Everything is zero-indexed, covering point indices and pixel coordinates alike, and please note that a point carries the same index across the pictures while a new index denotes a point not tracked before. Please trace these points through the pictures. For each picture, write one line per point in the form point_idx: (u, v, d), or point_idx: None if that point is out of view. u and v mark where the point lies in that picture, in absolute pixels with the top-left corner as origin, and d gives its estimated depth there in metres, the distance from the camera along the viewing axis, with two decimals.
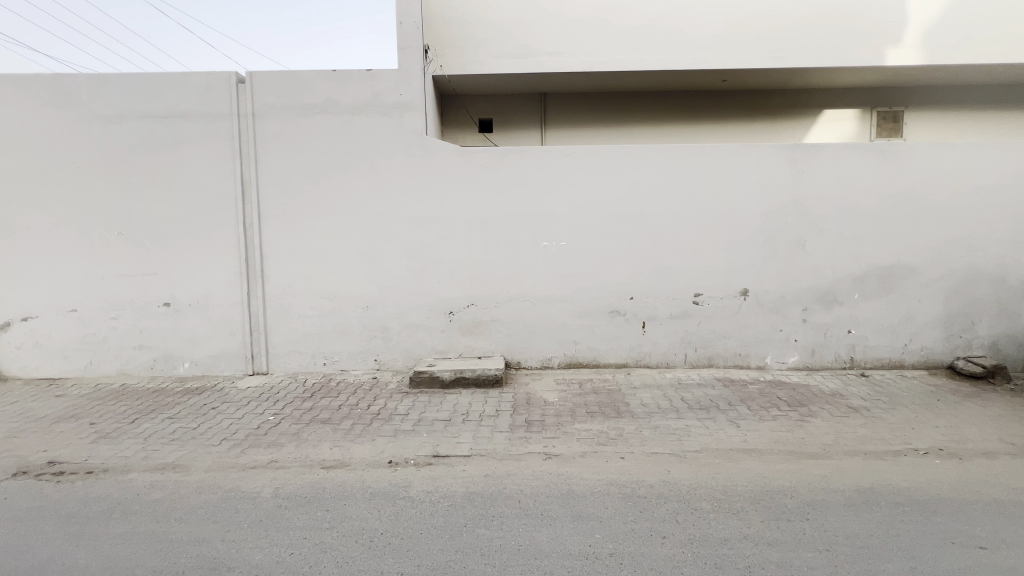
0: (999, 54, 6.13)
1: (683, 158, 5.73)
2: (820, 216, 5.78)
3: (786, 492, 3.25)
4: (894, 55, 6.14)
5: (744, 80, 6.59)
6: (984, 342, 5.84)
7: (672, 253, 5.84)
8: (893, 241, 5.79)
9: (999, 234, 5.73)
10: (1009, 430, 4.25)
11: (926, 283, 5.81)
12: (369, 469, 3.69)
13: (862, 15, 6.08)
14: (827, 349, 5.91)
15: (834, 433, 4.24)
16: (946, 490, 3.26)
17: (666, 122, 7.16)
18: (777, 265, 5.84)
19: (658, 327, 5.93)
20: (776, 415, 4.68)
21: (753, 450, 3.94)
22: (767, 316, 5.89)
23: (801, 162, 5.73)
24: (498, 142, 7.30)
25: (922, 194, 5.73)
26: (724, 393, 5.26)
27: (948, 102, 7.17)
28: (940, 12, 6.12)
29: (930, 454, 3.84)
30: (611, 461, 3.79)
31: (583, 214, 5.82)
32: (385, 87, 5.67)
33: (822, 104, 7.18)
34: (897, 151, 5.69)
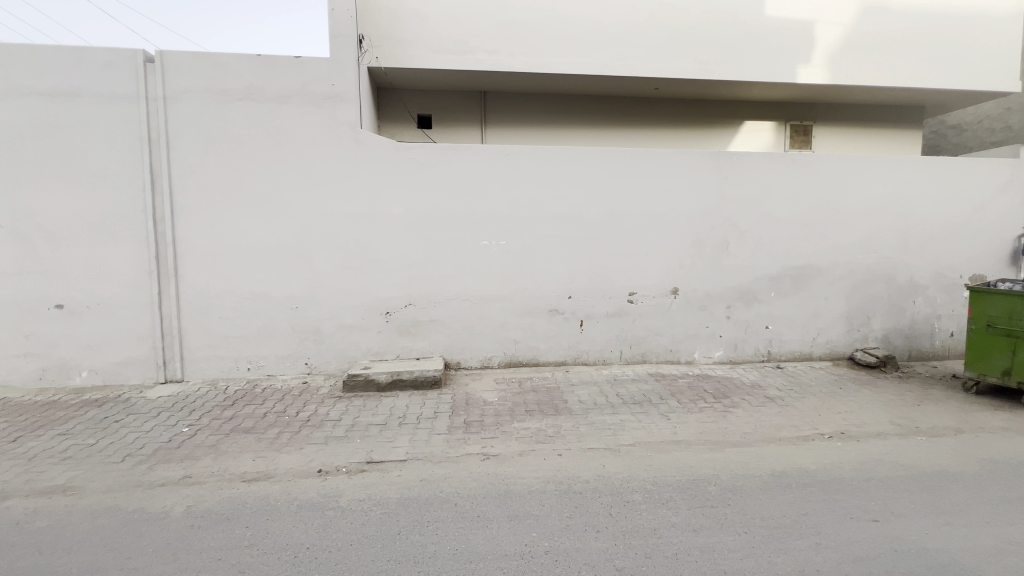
0: (890, 77, 6.86)
1: (618, 161, 5.92)
2: (741, 220, 6.20)
3: (710, 480, 3.44)
4: (804, 73, 6.71)
5: (675, 89, 6.93)
6: (878, 335, 6.53)
7: (608, 253, 6.02)
8: (804, 244, 6.32)
9: (890, 238, 6.43)
10: (897, 413, 4.77)
11: (831, 282, 6.40)
12: (296, 480, 3.48)
13: (777, 34, 6.58)
14: (748, 344, 6.35)
15: (753, 422, 4.55)
16: (847, 470, 3.59)
17: (603, 126, 7.38)
18: (704, 265, 6.18)
19: (596, 325, 6.09)
20: (702, 407, 4.95)
21: (681, 441, 4.14)
22: (695, 314, 6.23)
23: (724, 169, 6.11)
24: (438, 139, 7.18)
25: (828, 201, 6.30)
26: (655, 387, 5.49)
27: (849, 119, 7.94)
28: (842, 36, 6.75)
29: (833, 438, 4.22)
30: (548, 458, 3.83)
31: (522, 214, 5.85)
32: (316, 76, 5.38)
33: (743, 116, 7.70)
34: (807, 161, 6.22)
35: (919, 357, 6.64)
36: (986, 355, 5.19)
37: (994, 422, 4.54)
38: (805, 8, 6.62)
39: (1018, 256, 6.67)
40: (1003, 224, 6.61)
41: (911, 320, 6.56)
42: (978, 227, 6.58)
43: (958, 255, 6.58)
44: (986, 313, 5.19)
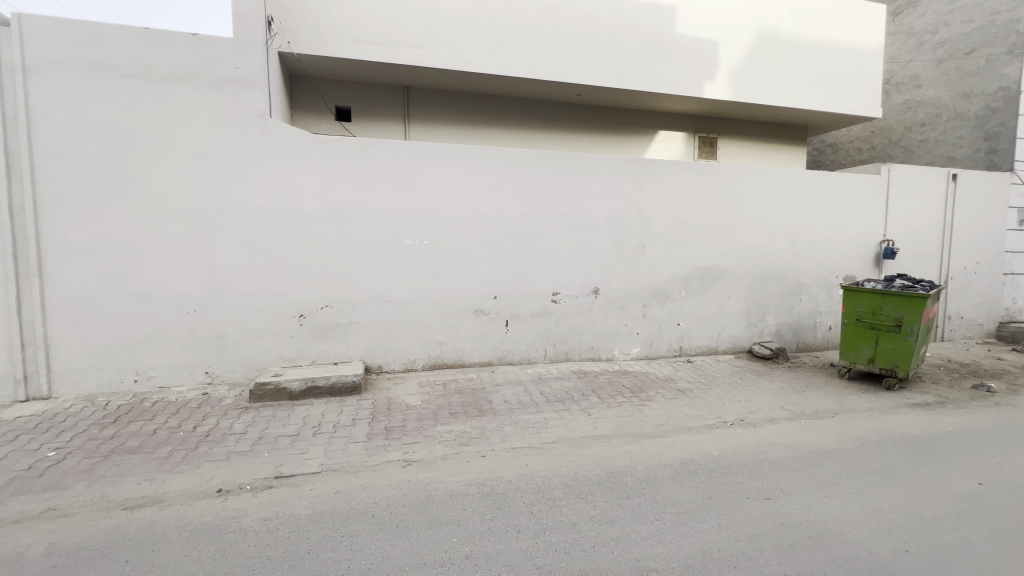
0: (781, 98, 7.64)
1: (541, 164, 6.02)
2: (655, 223, 6.57)
3: (627, 471, 3.59)
4: (709, 89, 7.27)
5: (595, 96, 7.19)
6: (772, 330, 7.24)
7: (532, 254, 6.10)
8: (709, 246, 6.84)
9: (781, 242, 7.16)
10: (787, 399, 5.31)
11: (733, 282, 6.99)
12: (190, 502, 3.13)
13: (686, 51, 7.07)
14: (662, 340, 6.75)
15: (666, 414, 4.84)
16: (745, 454, 3.93)
17: (528, 129, 7.49)
18: (623, 266, 6.48)
19: (520, 325, 6.15)
20: (620, 402, 5.18)
21: (600, 436, 4.30)
22: (614, 312, 6.51)
23: (640, 175, 6.44)
24: (358, 133, 6.89)
25: (730, 208, 6.87)
26: (577, 384, 5.66)
27: (748, 134, 8.72)
28: (742, 58, 7.40)
29: (734, 425, 4.60)
30: (472, 460, 3.79)
31: (447, 213, 5.76)
32: (216, 56, 4.90)
33: (657, 126, 8.19)
34: (712, 170, 6.74)
35: (805, 349, 7.45)
36: (855, 346, 5.93)
37: (862, 404, 5.21)
38: (710, 29, 7.16)
39: (881, 259, 7.72)
40: (869, 231, 7.61)
41: (798, 316, 7.35)
42: (850, 234, 7.52)
43: (834, 258, 7.47)
44: (855, 309, 5.92)
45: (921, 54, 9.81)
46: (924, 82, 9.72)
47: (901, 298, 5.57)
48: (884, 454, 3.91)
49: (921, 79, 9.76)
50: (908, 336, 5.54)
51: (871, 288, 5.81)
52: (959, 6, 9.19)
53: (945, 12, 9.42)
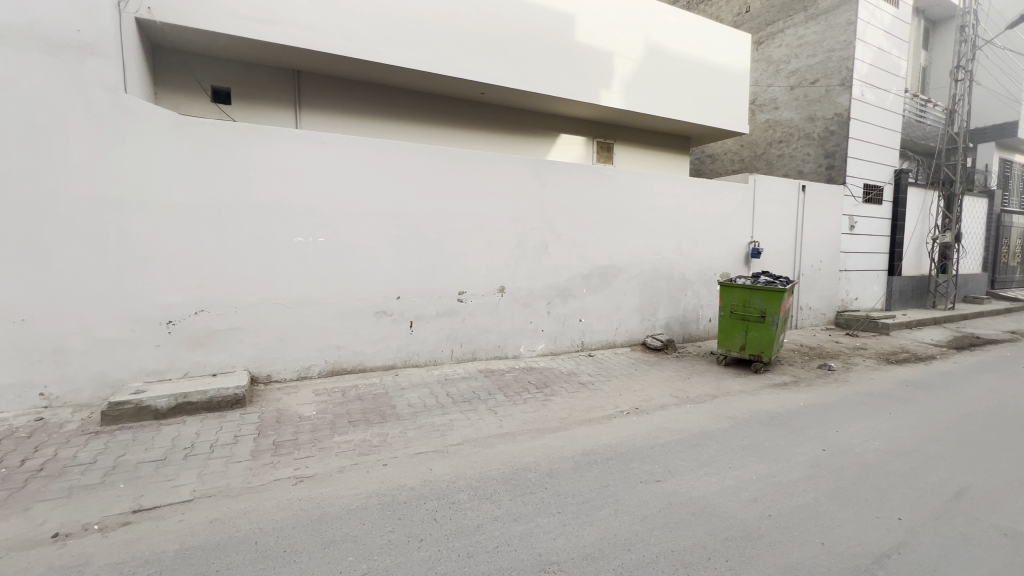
0: (667, 109, 8.32)
1: (445, 160, 5.91)
2: (558, 223, 6.79)
3: (531, 467, 3.65)
4: (606, 96, 7.68)
5: (498, 95, 7.25)
6: (662, 323, 7.86)
7: (437, 253, 5.97)
8: (607, 246, 7.24)
9: (669, 243, 7.80)
10: (675, 386, 5.80)
11: (628, 279, 7.47)
12: (12, 553, 2.57)
13: (583, 59, 7.40)
14: (565, 336, 7.00)
15: (569, 407, 5.02)
16: (638, 440, 4.19)
17: (432, 125, 7.35)
18: (527, 264, 6.61)
19: (426, 325, 5.99)
20: (526, 398, 5.27)
21: (506, 434, 4.32)
22: (520, 310, 6.61)
23: (542, 176, 6.60)
24: (239, 118, 6.23)
25: (624, 210, 7.32)
26: (484, 383, 5.65)
27: (640, 141, 9.38)
28: (633, 69, 7.92)
29: (630, 414, 4.90)
30: (372, 470, 3.59)
31: (344, 209, 5.42)
32: (48, 14, 4.08)
33: (559, 129, 8.49)
34: (608, 174, 7.13)
35: (690, 339, 8.22)
36: (730, 335, 6.66)
37: (735, 387, 5.86)
38: (606, 40, 7.57)
39: (749, 258, 8.75)
40: (740, 233, 8.59)
41: (684, 309, 8.07)
42: (725, 235, 8.42)
43: (713, 257, 8.33)
44: (729, 302, 6.64)
45: (778, 80, 11.30)
46: (781, 105, 11.20)
47: (765, 292, 6.35)
48: (753, 431, 4.43)
49: (779, 102, 11.25)
50: (770, 326, 6.33)
51: (742, 284, 6.55)
52: (806, 41, 10.72)
53: (795, 46, 10.93)
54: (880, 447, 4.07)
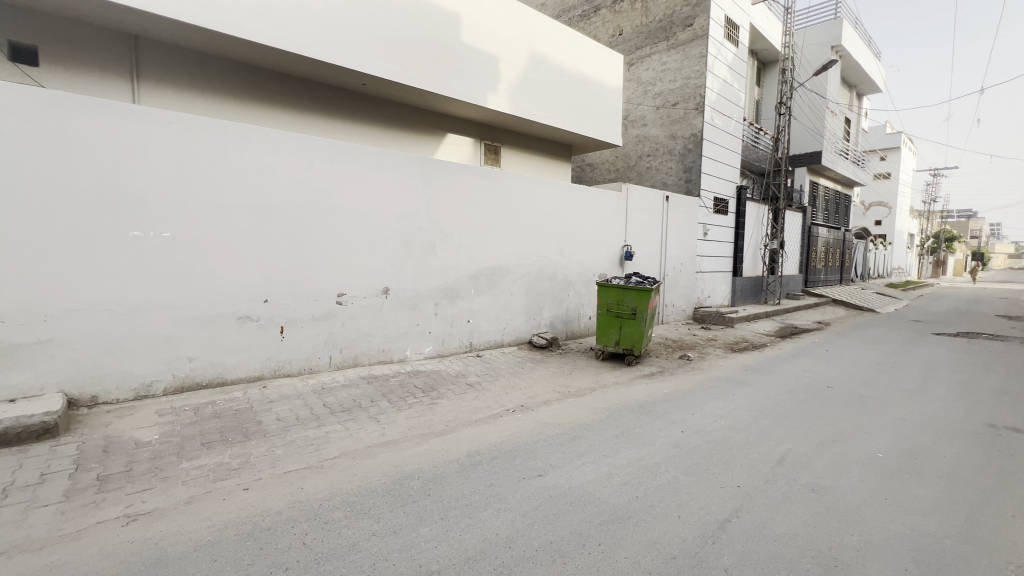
0: (550, 117, 8.74)
1: (321, 151, 5.48)
2: (444, 223, 6.71)
3: (414, 475, 3.52)
4: (492, 100, 7.81)
5: (381, 88, 6.95)
6: (547, 321, 8.21)
7: (311, 251, 5.52)
8: (494, 247, 7.34)
9: (552, 245, 8.17)
10: (558, 382, 6.08)
11: (515, 280, 7.66)
12: None
13: (470, 60, 7.43)
14: (453, 337, 6.95)
15: (455, 409, 4.98)
16: (522, 437, 4.29)
17: (305, 113, 6.81)
18: (412, 265, 6.42)
19: (299, 331, 5.49)
20: (411, 404, 5.10)
21: (389, 442, 4.14)
22: (405, 312, 6.39)
23: (428, 174, 6.47)
24: (51, 85, 5.11)
25: (510, 212, 7.49)
26: (366, 390, 5.34)
27: (526, 146, 9.71)
28: (519, 76, 8.16)
29: (515, 411, 5.01)
30: (229, 497, 3.16)
31: (197, 199, 4.73)
32: None
33: (446, 129, 8.43)
34: (495, 176, 7.23)
35: (572, 337, 8.70)
36: (606, 331, 7.17)
37: (611, 379, 6.34)
38: (491, 44, 7.68)
39: (623, 260, 9.54)
40: (615, 237, 9.32)
41: (566, 308, 8.51)
42: (603, 239, 9.08)
43: (592, 259, 8.91)
44: (606, 301, 7.15)
45: (646, 99, 12.52)
46: (648, 123, 12.43)
47: (635, 291, 6.94)
48: (624, 419, 4.81)
49: (646, 120, 12.46)
50: (640, 322, 6.95)
51: (616, 284, 7.09)
52: (668, 67, 12.04)
53: (659, 70, 12.20)
54: (725, 424, 4.69)
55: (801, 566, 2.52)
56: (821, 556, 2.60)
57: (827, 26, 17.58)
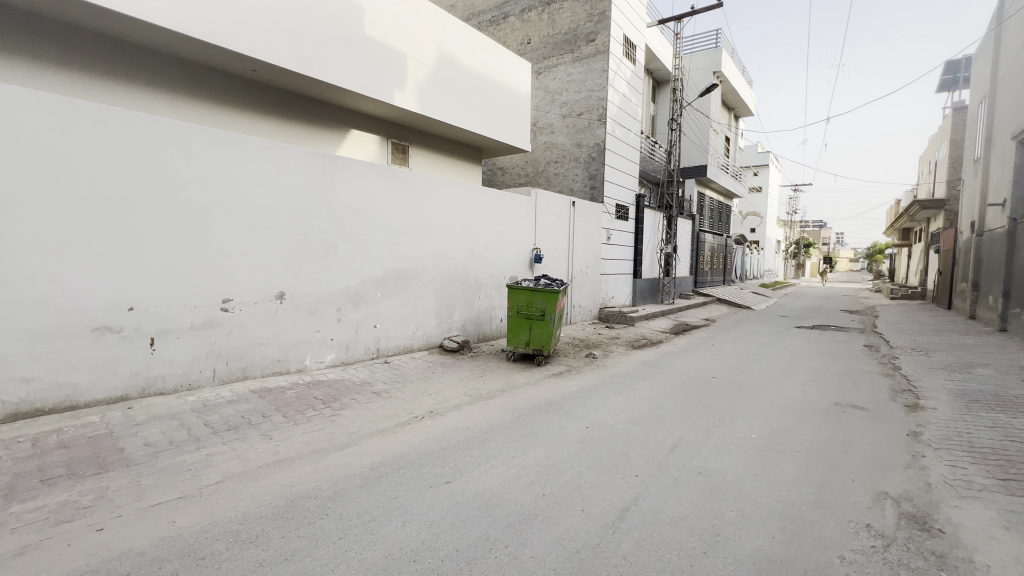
0: (458, 120, 8.69)
1: (201, 140, 4.91)
2: (347, 224, 6.36)
3: (311, 494, 3.26)
4: (399, 97, 7.58)
5: (275, 76, 6.41)
6: (458, 324, 8.14)
7: (190, 252, 4.91)
8: (402, 249, 7.10)
9: (462, 247, 8.12)
10: (469, 386, 6.03)
11: (424, 283, 7.49)
12: None
13: (375, 53, 7.14)
14: (358, 344, 6.60)
15: (360, 420, 4.73)
16: (430, 444, 4.17)
17: (182, 97, 6.07)
18: (312, 267, 5.99)
19: (175, 342, 4.85)
20: (309, 417, 4.73)
21: (283, 460, 3.80)
22: (303, 319, 5.95)
23: (328, 171, 6.09)
24: None
25: (419, 213, 7.31)
26: (257, 405, 4.85)
27: (436, 147, 9.57)
28: (427, 75, 8.00)
29: (424, 418, 4.86)
30: (77, 541, 2.67)
31: (37, 189, 3.99)
32: None
33: (349, 124, 8.01)
34: (402, 176, 7.01)
35: (484, 339, 8.71)
36: (517, 333, 7.28)
37: (521, 379, 6.44)
38: (398, 40, 7.45)
39: (532, 263, 9.78)
40: (525, 241, 9.52)
41: (477, 311, 8.50)
42: (513, 242, 9.22)
43: (502, 262, 9.01)
44: (516, 303, 7.26)
45: (553, 108, 13.00)
46: (556, 130, 12.91)
47: (544, 293, 7.13)
48: (533, 418, 4.90)
49: (554, 127, 12.94)
50: (549, 322, 7.14)
51: (525, 286, 7.23)
52: (573, 79, 12.61)
53: (566, 81, 12.74)
54: (625, 418, 4.98)
55: (689, 545, 2.72)
56: (706, 534, 2.83)
57: (710, 53, 19.59)
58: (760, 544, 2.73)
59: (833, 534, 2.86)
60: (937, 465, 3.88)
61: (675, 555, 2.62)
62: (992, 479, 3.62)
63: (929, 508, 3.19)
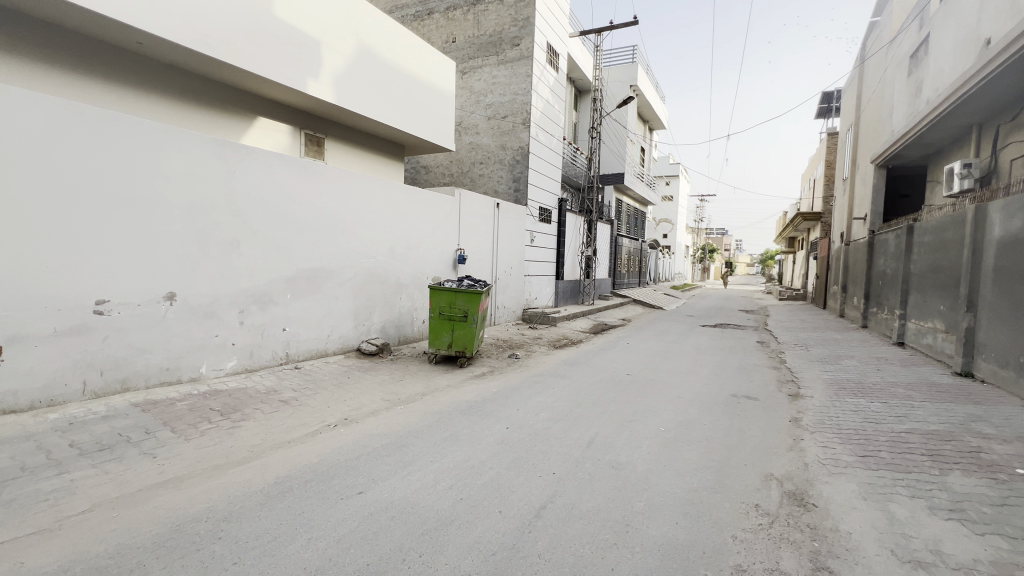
0: (378, 113, 8.37)
1: (70, 118, 4.27)
2: (252, 218, 5.86)
3: (201, 517, 2.93)
4: (312, 86, 7.15)
5: (166, 52, 5.75)
6: (377, 327, 7.83)
7: (55, 245, 4.24)
8: (315, 247, 6.69)
9: (382, 246, 7.82)
10: (387, 390, 5.81)
11: (340, 283, 7.11)
12: None
13: (286, 37, 6.65)
14: (264, 349, 6.11)
15: (263, 432, 4.36)
16: (343, 454, 3.95)
17: (46, 65, 5.22)
18: (209, 265, 5.44)
19: (33, 351, 4.15)
20: (204, 430, 4.27)
21: (170, 480, 3.40)
22: (199, 322, 5.38)
23: (230, 160, 5.57)
24: None
25: (335, 209, 6.93)
26: (139, 420, 4.30)
27: (355, 142, 9.16)
28: (343, 65, 7.61)
29: (337, 426, 4.60)
30: None
31: None
32: None
33: (256, 111, 7.41)
34: (316, 169, 6.60)
35: (405, 341, 8.46)
36: (439, 334, 7.15)
37: (443, 382, 6.33)
38: (312, 26, 7.01)
39: (456, 264, 9.68)
40: (448, 241, 9.39)
41: (398, 313, 8.24)
42: (436, 242, 9.07)
43: (425, 262, 8.82)
44: (438, 304, 7.14)
45: (478, 108, 13.01)
46: (480, 131, 12.93)
47: (467, 294, 7.06)
48: (454, 421, 4.82)
49: (479, 128, 12.95)
50: (471, 324, 7.08)
51: (448, 287, 7.12)
52: (498, 81, 12.71)
53: (490, 83, 12.81)
54: (544, 416, 5.08)
55: (602, 537, 2.82)
56: (617, 524, 2.96)
57: (627, 68, 20.75)
58: (665, 531, 2.90)
59: (727, 516, 3.10)
60: (813, 446, 4.38)
61: (587, 547, 2.70)
62: (854, 456, 4.15)
63: (806, 485, 3.59)
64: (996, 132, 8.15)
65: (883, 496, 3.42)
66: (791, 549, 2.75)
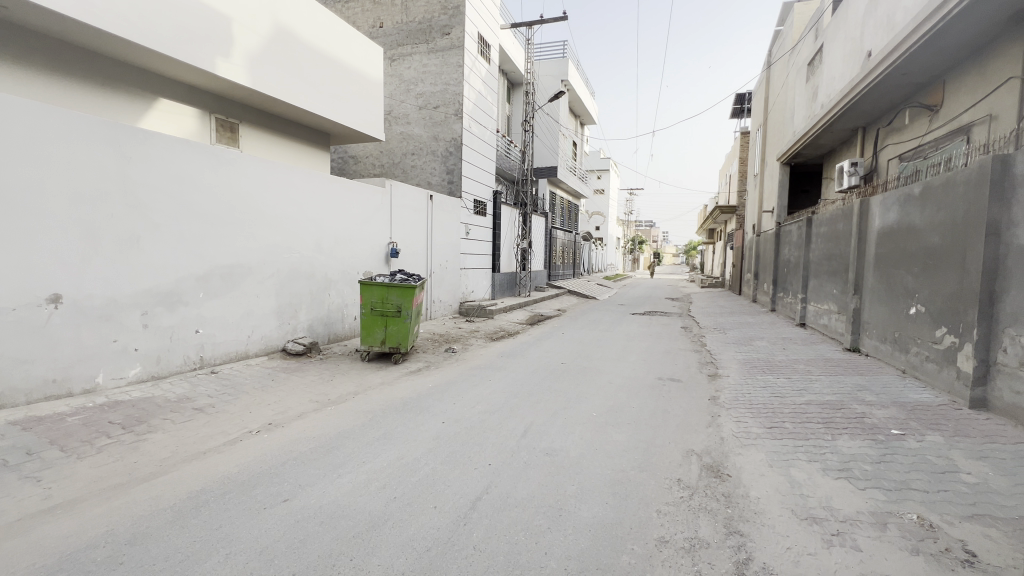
0: (299, 98, 7.87)
1: None
2: (154, 210, 5.31)
3: (98, 543, 2.63)
4: (222, 66, 6.57)
5: (42, 20, 5.01)
6: (303, 325, 7.43)
7: None
8: (230, 242, 6.19)
9: (307, 240, 7.41)
10: (316, 391, 5.54)
11: (260, 280, 6.65)
12: None
13: (189, 10, 6.04)
14: (174, 354, 5.59)
15: (174, 443, 4.00)
16: (266, 461, 3.72)
17: None
18: (102, 263, 4.87)
19: None
20: (101, 447, 3.84)
21: (60, 506, 3.02)
22: (92, 327, 4.80)
23: (125, 146, 4.99)
24: None
25: (251, 200, 6.44)
26: (19, 441, 3.77)
27: (274, 129, 8.57)
28: (257, 45, 7.05)
29: (259, 432, 4.33)
30: None
31: None
32: None
33: (156, 92, 6.70)
34: (228, 156, 6.09)
35: (335, 339, 8.11)
36: (371, 331, 6.92)
37: (376, 380, 6.15)
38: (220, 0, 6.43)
39: (388, 258, 9.40)
40: (379, 235, 9.09)
41: (327, 310, 7.88)
42: (366, 235, 8.74)
43: (354, 256, 8.48)
44: (369, 299, 6.90)
45: (408, 97, 12.65)
46: (411, 121, 12.60)
47: (400, 288, 6.89)
48: (387, 420, 4.70)
49: (410, 118, 12.61)
50: (405, 319, 6.92)
51: (380, 281, 6.90)
52: (428, 70, 12.40)
53: (420, 71, 12.48)
54: (480, 409, 5.10)
55: (535, 523, 2.89)
56: (550, 509, 3.04)
57: (558, 62, 21.09)
58: (596, 512, 3.01)
59: (653, 492, 3.29)
60: (727, 421, 4.76)
61: (522, 534, 2.76)
62: (762, 428, 4.56)
63: (722, 458, 3.89)
64: (876, 134, 9.21)
65: (786, 462, 3.79)
66: (708, 517, 2.98)
